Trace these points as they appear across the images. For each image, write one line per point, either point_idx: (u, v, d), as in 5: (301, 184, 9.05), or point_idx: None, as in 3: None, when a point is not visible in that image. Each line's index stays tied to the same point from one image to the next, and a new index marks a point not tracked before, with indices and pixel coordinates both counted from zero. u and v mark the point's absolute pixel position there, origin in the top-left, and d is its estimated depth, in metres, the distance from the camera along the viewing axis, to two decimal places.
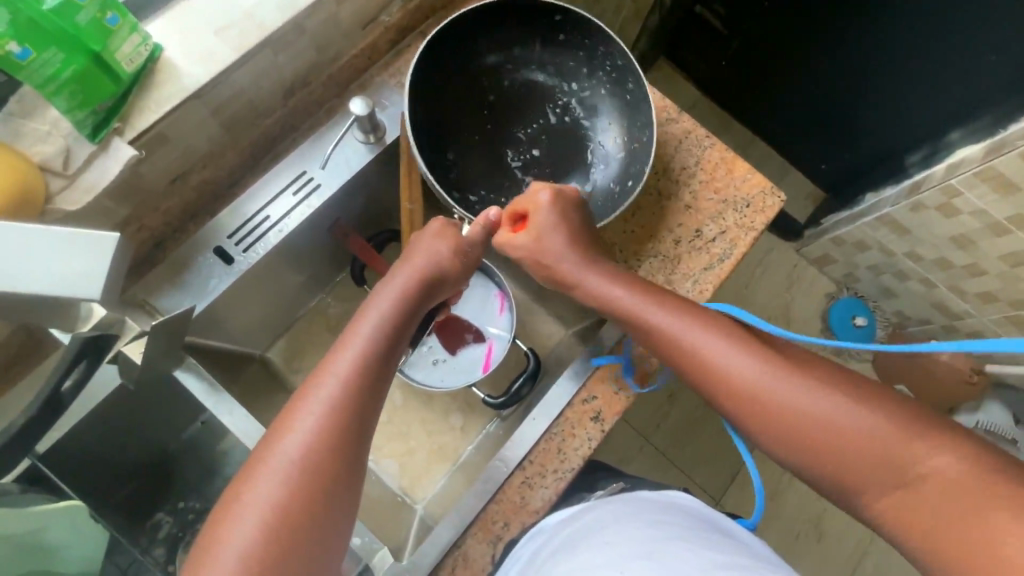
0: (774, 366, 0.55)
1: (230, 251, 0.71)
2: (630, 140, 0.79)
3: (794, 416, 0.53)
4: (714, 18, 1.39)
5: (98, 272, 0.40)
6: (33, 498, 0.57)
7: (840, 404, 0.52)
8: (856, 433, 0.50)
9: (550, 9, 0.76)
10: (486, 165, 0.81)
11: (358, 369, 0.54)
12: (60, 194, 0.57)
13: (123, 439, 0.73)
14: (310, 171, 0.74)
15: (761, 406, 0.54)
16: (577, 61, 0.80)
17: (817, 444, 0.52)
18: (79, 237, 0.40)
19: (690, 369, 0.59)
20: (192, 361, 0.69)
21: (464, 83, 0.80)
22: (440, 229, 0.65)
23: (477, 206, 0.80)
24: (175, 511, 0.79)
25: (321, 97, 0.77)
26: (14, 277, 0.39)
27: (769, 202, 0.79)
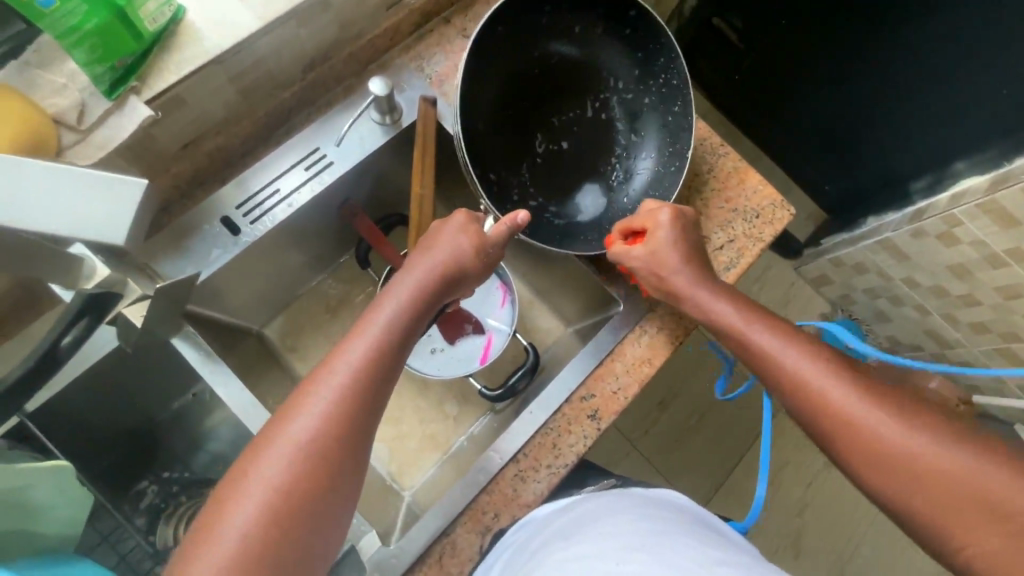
0: (879, 399, 0.56)
1: (237, 221, 0.70)
2: (660, 161, 0.79)
3: (894, 449, 0.53)
4: (731, 31, 1.39)
5: (125, 214, 0.43)
6: (19, 458, 0.57)
7: (936, 440, 0.52)
8: (957, 470, 0.50)
9: (629, 6, 0.76)
10: (511, 148, 0.80)
11: (373, 356, 0.54)
12: (71, 148, 0.56)
13: (112, 403, 0.72)
14: (324, 148, 0.73)
15: (861, 435, 0.55)
16: (633, 63, 0.79)
17: (915, 477, 0.52)
18: (103, 179, 0.42)
19: (791, 392, 0.60)
20: (189, 330, 0.68)
21: (516, 55, 0.78)
22: (462, 221, 0.64)
23: (495, 186, 0.78)
24: (160, 482, 0.78)
25: (340, 74, 0.76)
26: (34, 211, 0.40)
27: (779, 215, 0.79)
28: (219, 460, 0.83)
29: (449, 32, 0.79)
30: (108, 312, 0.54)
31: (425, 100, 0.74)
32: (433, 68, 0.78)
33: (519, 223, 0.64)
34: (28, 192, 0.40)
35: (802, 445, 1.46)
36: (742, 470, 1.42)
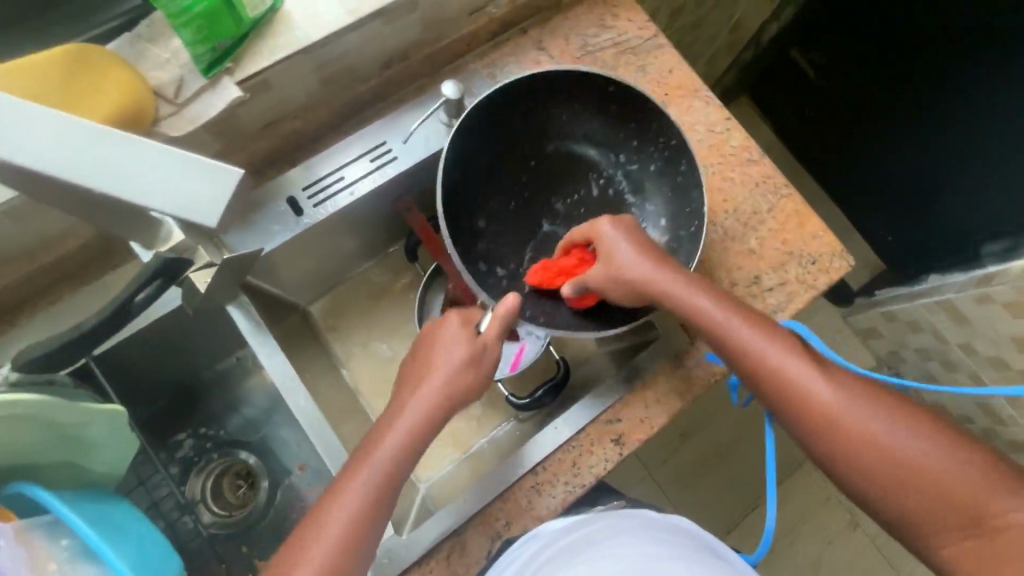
0: (870, 406, 0.56)
1: (301, 203, 0.73)
2: (676, 224, 0.76)
3: (890, 456, 0.54)
4: (808, 65, 1.36)
5: (220, 201, 0.42)
6: (82, 395, 0.58)
7: (922, 442, 0.54)
8: (941, 474, 0.52)
9: (606, 80, 0.73)
10: (516, 233, 0.81)
11: (404, 446, 0.58)
12: (167, 119, 0.60)
13: (164, 356, 0.77)
14: (390, 143, 0.76)
15: (858, 445, 0.55)
16: (629, 135, 0.77)
17: (905, 481, 0.53)
18: (216, 170, 0.42)
19: (771, 385, 0.58)
20: (244, 300, 0.71)
21: (506, 151, 0.78)
22: (461, 322, 0.64)
23: (502, 282, 0.79)
24: (195, 435, 0.85)
25: (415, 74, 0.78)
26: (150, 189, 0.41)
27: (836, 264, 0.77)
28: (252, 424, 0.87)
29: (524, 42, 0.82)
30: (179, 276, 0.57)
31: None
32: (504, 77, 0.80)
33: (510, 307, 0.61)
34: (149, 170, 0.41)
35: (825, 500, 1.40)
36: (758, 517, 1.38)
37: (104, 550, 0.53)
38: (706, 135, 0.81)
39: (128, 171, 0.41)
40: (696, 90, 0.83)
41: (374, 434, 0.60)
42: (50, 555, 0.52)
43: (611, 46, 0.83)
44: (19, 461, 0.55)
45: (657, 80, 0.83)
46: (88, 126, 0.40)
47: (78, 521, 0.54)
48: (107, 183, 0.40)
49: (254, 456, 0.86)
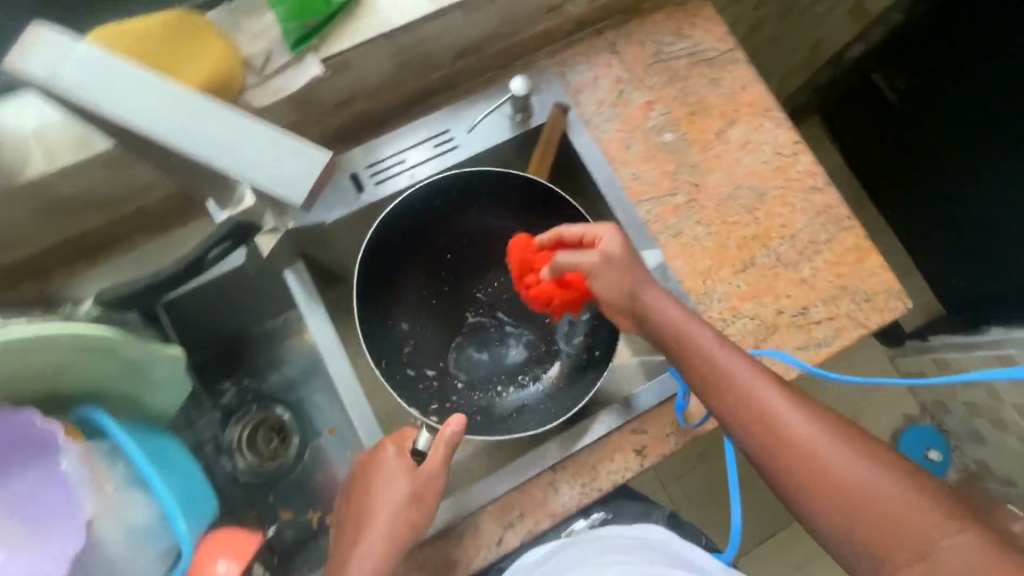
0: (828, 426, 0.53)
1: (363, 180, 0.76)
2: (590, 302, 0.80)
3: (842, 479, 0.50)
4: (887, 90, 1.29)
5: (307, 179, 0.42)
6: (147, 336, 0.63)
7: (875, 466, 0.50)
8: (894, 499, 0.49)
9: (509, 177, 0.75)
10: (441, 331, 0.84)
11: (388, 548, 0.59)
12: (252, 89, 0.64)
13: (220, 309, 0.82)
14: (454, 131, 0.78)
15: (813, 466, 0.51)
16: (539, 219, 0.80)
17: (854, 505, 0.50)
18: (305, 150, 0.43)
19: (751, 426, 0.55)
20: (300, 266, 0.75)
21: (425, 241, 0.82)
22: (397, 451, 0.62)
23: (433, 384, 0.82)
24: (239, 385, 0.91)
25: (486, 66, 0.80)
26: (245, 163, 0.42)
27: (891, 304, 0.75)
28: (292, 383, 0.92)
29: (598, 44, 0.82)
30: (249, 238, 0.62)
31: (558, 106, 0.77)
32: (573, 77, 0.81)
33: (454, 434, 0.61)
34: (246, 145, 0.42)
35: None
36: (770, 550, 1.33)
37: (155, 482, 0.58)
38: (771, 157, 0.79)
39: (227, 145, 0.42)
40: (767, 110, 0.81)
41: (356, 519, 0.61)
42: (107, 478, 0.57)
43: (684, 56, 0.82)
44: (89, 388, 0.60)
45: (728, 96, 0.81)
46: (194, 98, 0.42)
47: (134, 452, 0.58)
48: (214, 155, 0.42)
49: (289, 413, 0.91)
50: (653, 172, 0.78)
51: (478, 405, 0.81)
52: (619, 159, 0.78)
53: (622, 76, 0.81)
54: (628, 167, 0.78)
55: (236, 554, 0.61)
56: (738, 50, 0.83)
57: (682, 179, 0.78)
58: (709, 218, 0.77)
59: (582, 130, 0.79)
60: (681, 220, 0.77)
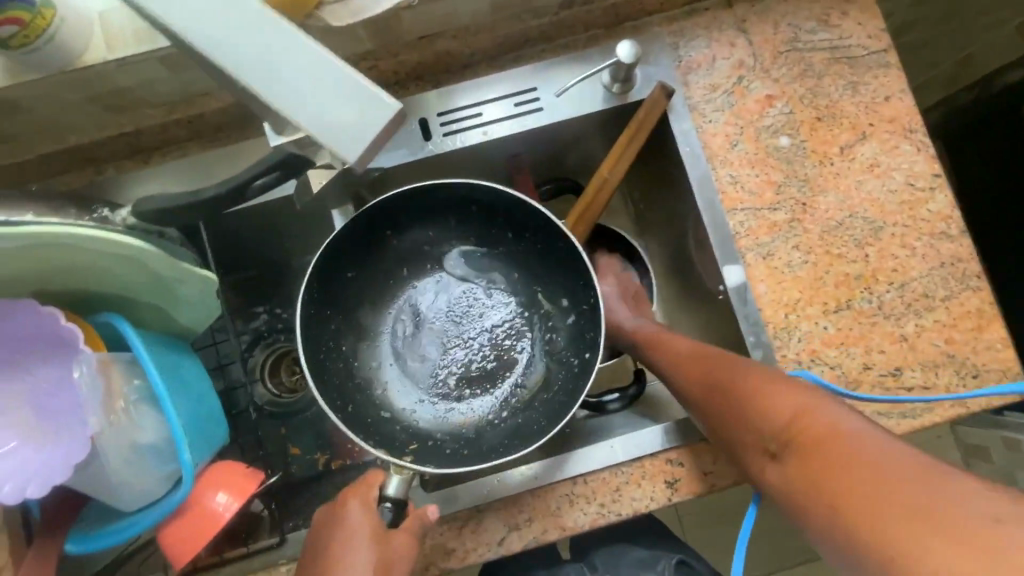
0: (705, 358, 0.60)
1: (432, 128, 0.69)
2: (569, 301, 0.72)
3: (709, 393, 0.58)
4: None
5: (363, 135, 0.36)
6: (183, 253, 0.60)
7: (743, 382, 0.55)
8: (761, 406, 0.52)
9: (466, 189, 0.67)
10: (407, 367, 0.74)
11: None
12: (329, 6, 0.56)
13: (262, 234, 0.79)
14: (542, 91, 0.69)
15: (694, 393, 0.59)
16: (501, 228, 0.72)
17: (722, 415, 0.56)
18: (368, 93, 0.36)
19: (682, 397, 0.62)
20: (350, 208, 0.70)
21: (387, 290, 0.75)
22: (362, 504, 0.56)
23: (410, 423, 0.72)
24: (270, 313, 0.89)
25: (592, 22, 0.70)
26: (296, 101, 0.36)
27: (1003, 387, 0.64)
28: None
29: (725, 18, 0.70)
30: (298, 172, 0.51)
31: (663, 86, 0.67)
32: (688, 52, 0.70)
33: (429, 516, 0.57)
34: (300, 79, 0.36)
35: None
36: None
37: (166, 406, 0.57)
38: (901, 187, 0.67)
39: (281, 77, 0.36)
40: (909, 130, 0.68)
41: (323, 569, 0.53)
42: (121, 394, 0.56)
43: (825, 49, 0.70)
44: (113, 293, 0.59)
45: (867, 105, 0.69)
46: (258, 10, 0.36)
47: (152, 372, 0.56)
48: (261, 84, 0.36)
49: None
50: (756, 179, 0.68)
51: (467, 438, 0.71)
52: (720, 157, 0.68)
53: (746, 60, 0.69)
54: (728, 168, 0.68)
55: (236, 490, 0.63)
56: (892, 52, 0.70)
57: (789, 193, 0.67)
58: (810, 245, 0.67)
59: (685, 116, 0.69)
60: (777, 240, 0.67)
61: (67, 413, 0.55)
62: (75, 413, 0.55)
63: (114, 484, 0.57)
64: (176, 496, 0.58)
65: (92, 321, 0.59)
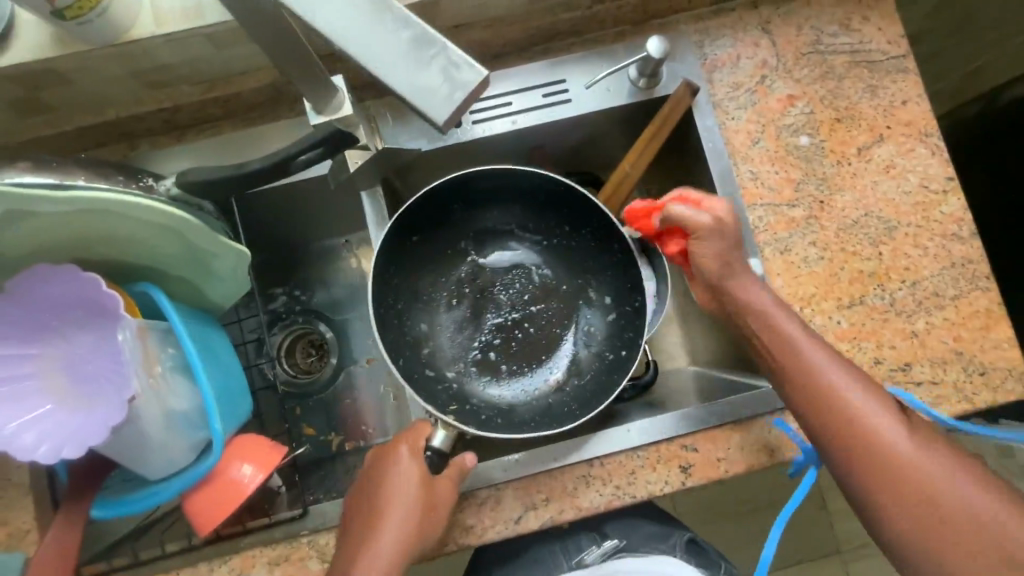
0: (879, 395, 0.52)
1: (462, 115, 0.71)
2: (619, 298, 0.75)
3: (875, 433, 0.50)
4: None
5: (451, 97, 0.34)
6: (220, 228, 0.61)
7: (920, 440, 0.50)
8: (926, 471, 0.48)
9: (532, 174, 0.70)
10: (455, 337, 0.76)
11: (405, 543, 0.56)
12: None
13: (287, 214, 0.80)
14: (570, 83, 0.71)
15: (854, 428, 0.51)
16: (558, 220, 0.76)
17: (883, 464, 0.49)
18: (455, 56, 0.34)
19: (822, 424, 0.52)
20: (377, 189, 0.71)
21: (448, 256, 0.77)
22: (409, 452, 0.60)
23: (451, 386, 0.74)
24: (289, 294, 0.91)
25: (621, 18, 0.72)
26: (380, 58, 0.34)
27: (1008, 384, 0.66)
28: (339, 305, 0.91)
29: (750, 19, 0.72)
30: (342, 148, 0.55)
31: (688, 84, 0.69)
32: (713, 51, 0.72)
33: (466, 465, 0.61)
34: (387, 36, 0.34)
35: None
36: None
37: (198, 374, 0.58)
38: (915, 189, 0.69)
39: (364, 32, 0.34)
40: (924, 134, 0.70)
41: (371, 511, 0.57)
42: (158, 360, 0.57)
43: (845, 53, 0.72)
44: (145, 263, 0.60)
45: (884, 109, 0.71)
46: None
47: (185, 342, 0.58)
48: (344, 39, 0.34)
49: (332, 332, 0.90)
50: (775, 176, 0.70)
51: (501, 408, 0.73)
52: (742, 153, 0.70)
53: (769, 61, 0.71)
54: (749, 164, 0.70)
55: (260, 462, 0.64)
56: (910, 58, 0.72)
57: (807, 191, 0.69)
58: (826, 241, 0.69)
59: (709, 113, 0.71)
60: (794, 236, 0.69)
61: (99, 380, 0.57)
62: (107, 380, 0.57)
63: (143, 452, 0.58)
64: (208, 463, 0.60)
65: (129, 290, 0.60)
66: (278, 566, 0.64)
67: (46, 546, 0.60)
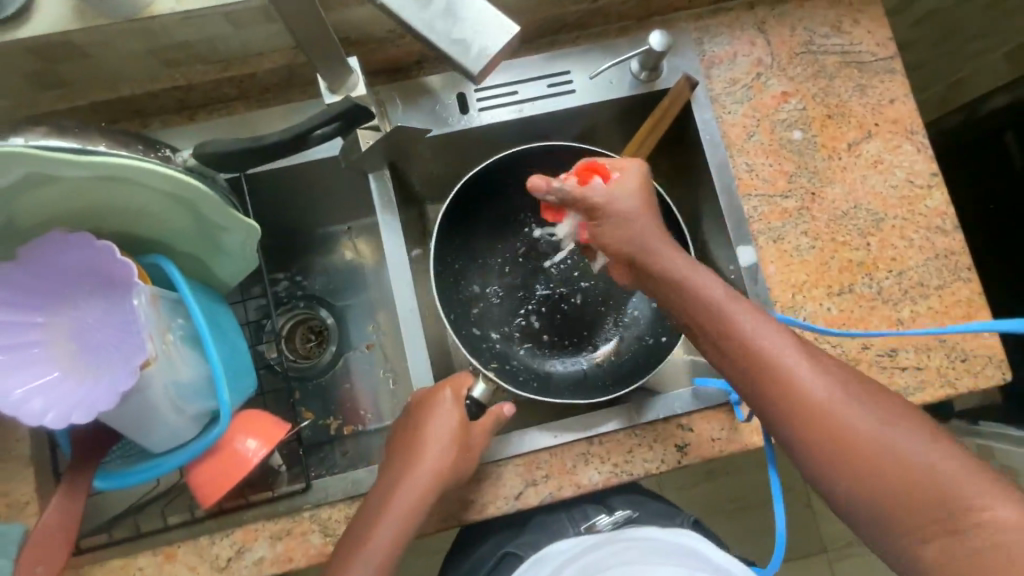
0: (810, 356, 0.50)
1: (469, 102, 0.73)
2: None
3: (808, 393, 0.48)
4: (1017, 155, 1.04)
5: (487, 52, 0.42)
6: (233, 204, 0.62)
7: (857, 400, 0.48)
8: (871, 431, 0.46)
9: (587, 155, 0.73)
10: (505, 301, 0.79)
11: (437, 480, 0.59)
12: None
13: (293, 197, 0.81)
14: (575, 74, 0.73)
15: (793, 392, 0.49)
16: None
17: (822, 426, 0.47)
18: (493, 18, 0.42)
19: (765, 394, 0.50)
20: (385, 172, 0.72)
21: (505, 226, 0.80)
22: (453, 397, 0.63)
23: (496, 346, 0.77)
24: (290, 278, 0.91)
25: (624, 13, 0.75)
26: (431, 21, 0.42)
27: (988, 371, 0.69)
28: (342, 292, 0.92)
29: (747, 18, 0.76)
30: (357, 124, 0.56)
31: (688, 78, 0.72)
32: (711, 47, 0.75)
33: (503, 414, 0.65)
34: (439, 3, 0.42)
35: None
36: None
37: (207, 344, 0.59)
38: (901, 183, 0.73)
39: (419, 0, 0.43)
40: (911, 132, 0.74)
41: (408, 450, 0.61)
42: (170, 328, 0.58)
43: (837, 53, 0.75)
44: (153, 236, 0.60)
45: (873, 107, 0.74)
46: None
47: (195, 312, 0.58)
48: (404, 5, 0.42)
49: (332, 318, 0.91)
50: (770, 168, 0.73)
51: (537, 372, 0.76)
52: (738, 146, 0.73)
53: (764, 59, 0.75)
54: (745, 156, 0.73)
55: (265, 436, 0.65)
56: (898, 60, 0.75)
57: (800, 183, 0.72)
58: (817, 231, 0.71)
59: (707, 107, 0.73)
60: (787, 225, 0.71)
61: (106, 348, 0.56)
62: (115, 349, 0.56)
63: (145, 424, 0.58)
64: (212, 433, 0.60)
65: (141, 261, 0.61)
66: (280, 540, 0.65)
67: (47, 518, 0.60)
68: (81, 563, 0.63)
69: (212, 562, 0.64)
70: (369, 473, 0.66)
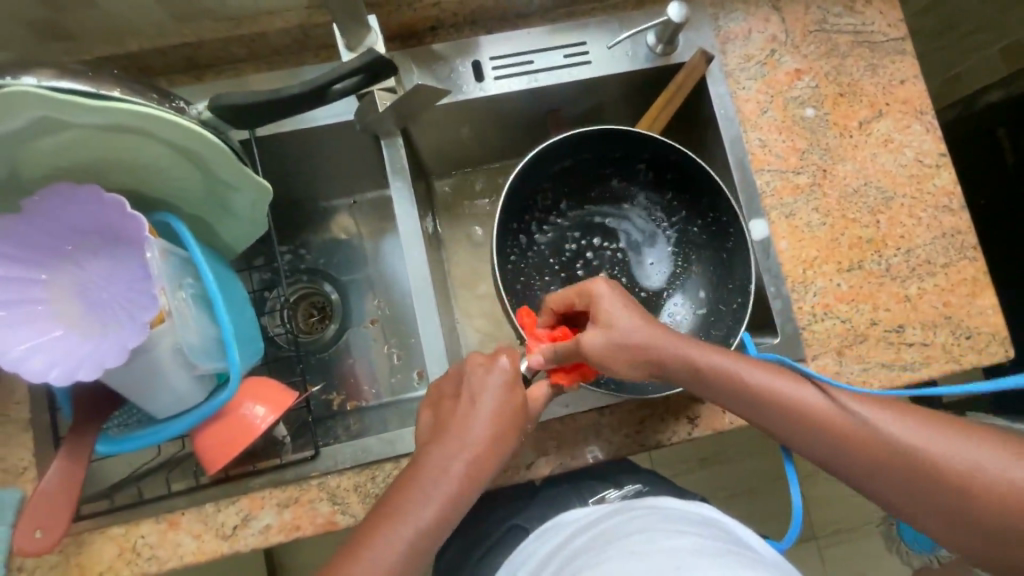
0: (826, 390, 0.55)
1: (484, 69, 0.72)
2: (717, 297, 0.73)
3: (857, 437, 0.53)
4: (1008, 150, 1.05)
5: None
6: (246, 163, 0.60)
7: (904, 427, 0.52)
8: (929, 454, 0.51)
9: (668, 150, 0.72)
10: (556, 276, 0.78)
11: (485, 451, 0.56)
12: None
13: (301, 165, 0.80)
14: (591, 45, 0.73)
15: (843, 439, 0.53)
16: (675, 201, 0.77)
17: (881, 465, 0.52)
18: None
19: (819, 442, 0.54)
20: (398, 139, 0.71)
21: (581, 191, 0.78)
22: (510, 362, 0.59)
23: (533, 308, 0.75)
24: (293, 250, 0.90)
25: None
26: None
27: (992, 347, 0.69)
28: (346, 266, 0.90)
29: None
30: (379, 79, 0.57)
31: (703, 52, 0.72)
32: (726, 23, 0.75)
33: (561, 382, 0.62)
34: None
35: None
36: None
37: (218, 304, 0.57)
38: (911, 162, 0.73)
39: None
40: (920, 112, 0.74)
41: (455, 425, 0.56)
42: (180, 284, 0.57)
43: (850, 33, 0.76)
44: (161, 195, 0.59)
45: (885, 86, 0.75)
46: None
47: (205, 271, 0.57)
48: None
49: (337, 293, 0.89)
50: (782, 144, 0.73)
51: None
52: (752, 121, 0.73)
53: (778, 36, 0.75)
54: (758, 132, 0.73)
55: (273, 403, 0.64)
56: (909, 41, 0.76)
57: (811, 160, 0.73)
58: (827, 208, 0.72)
59: (721, 81, 0.73)
60: (799, 201, 0.72)
61: (113, 307, 0.54)
62: (122, 307, 0.54)
63: (151, 383, 0.56)
64: (221, 397, 0.59)
65: (151, 219, 0.59)
66: (287, 508, 0.64)
67: (45, 484, 0.58)
68: (81, 530, 0.62)
69: (216, 530, 0.63)
70: (379, 441, 0.65)
